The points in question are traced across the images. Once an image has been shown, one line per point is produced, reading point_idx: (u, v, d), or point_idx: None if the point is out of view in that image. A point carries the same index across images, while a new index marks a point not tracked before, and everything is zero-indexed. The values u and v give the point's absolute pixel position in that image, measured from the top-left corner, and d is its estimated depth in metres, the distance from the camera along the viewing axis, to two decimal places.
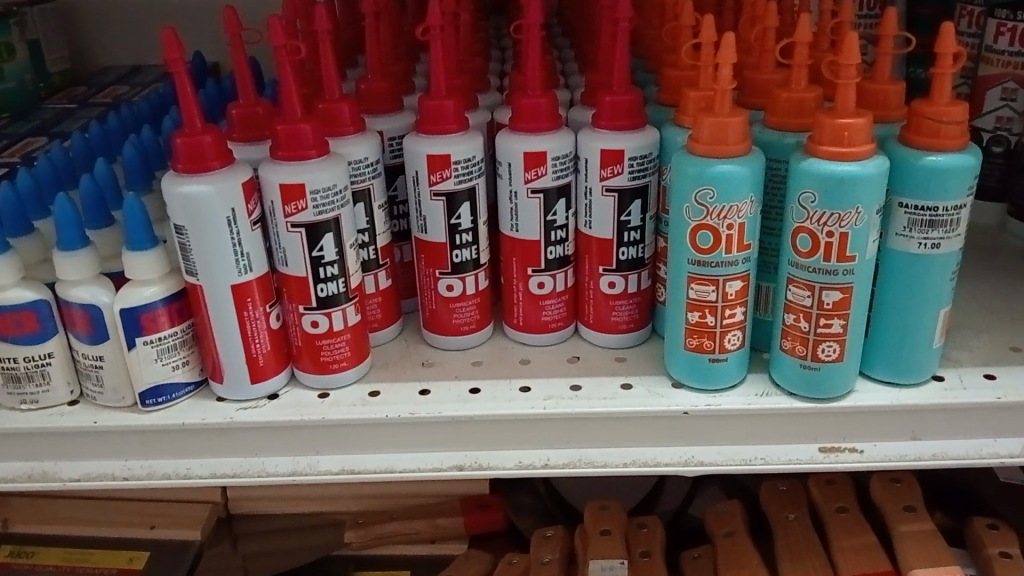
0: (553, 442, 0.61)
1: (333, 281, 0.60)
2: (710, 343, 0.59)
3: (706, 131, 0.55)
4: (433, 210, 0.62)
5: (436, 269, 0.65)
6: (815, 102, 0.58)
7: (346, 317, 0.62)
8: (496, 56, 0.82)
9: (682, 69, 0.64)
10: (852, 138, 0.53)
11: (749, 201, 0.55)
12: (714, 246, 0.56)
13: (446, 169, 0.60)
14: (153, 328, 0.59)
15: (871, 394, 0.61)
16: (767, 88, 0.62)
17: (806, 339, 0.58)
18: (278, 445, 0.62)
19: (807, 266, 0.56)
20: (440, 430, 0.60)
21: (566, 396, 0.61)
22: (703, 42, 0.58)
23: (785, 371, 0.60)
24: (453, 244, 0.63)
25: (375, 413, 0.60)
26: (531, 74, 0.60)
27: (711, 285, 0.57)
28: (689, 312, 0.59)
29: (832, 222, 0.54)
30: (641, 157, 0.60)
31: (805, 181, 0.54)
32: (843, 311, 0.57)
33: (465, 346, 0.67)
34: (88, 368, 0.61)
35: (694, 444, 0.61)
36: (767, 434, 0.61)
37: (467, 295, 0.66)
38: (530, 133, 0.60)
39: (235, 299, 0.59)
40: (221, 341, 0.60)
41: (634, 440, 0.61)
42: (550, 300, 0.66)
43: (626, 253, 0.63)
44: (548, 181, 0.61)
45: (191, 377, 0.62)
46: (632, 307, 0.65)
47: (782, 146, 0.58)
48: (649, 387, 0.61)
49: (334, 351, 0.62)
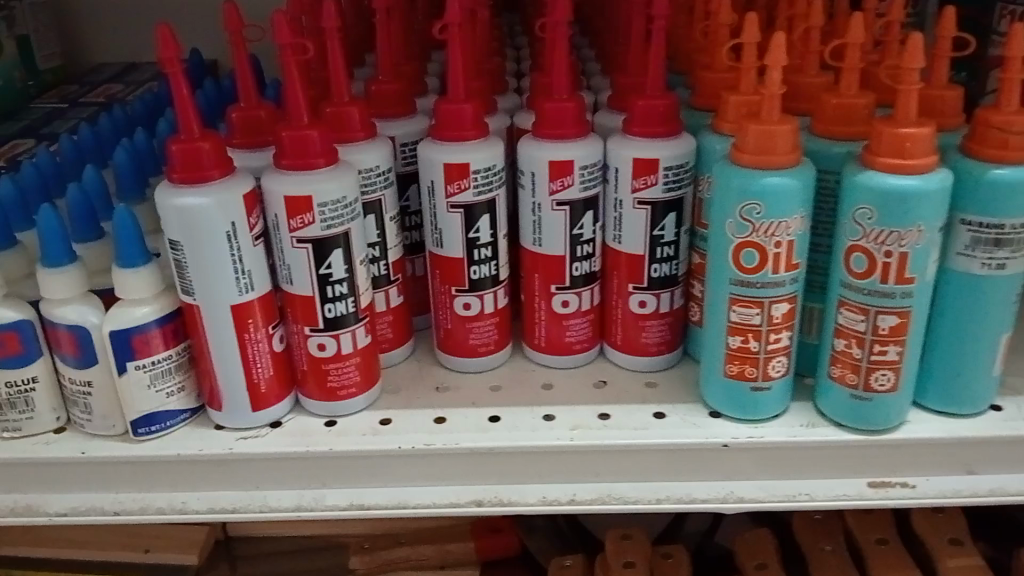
0: (580, 475, 0.56)
1: (342, 301, 0.55)
2: (753, 370, 0.54)
3: (752, 140, 0.50)
4: (450, 223, 0.57)
5: (452, 286, 0.60)
6: (868, 109, 0.53)
7: (356, 339, 0.57)
8: (510, 57, 0.77)
9: (717, 72, 0.59)
10: (914, 150, 0.48)
11: (799, 216, 0.50)
12: (760, 266, 0.51)
13: (464, 178, 0.56)
14: (145, 351, 0.54)
15: (925, 425, 0.56)
16: (812, 92, 0.57)
17: (858, 367, 0.53)
18: (280, 477, 0.57)
19: (860, 288, 0.51)
20: (458, 462, 0.55)
21: (594, 426, 0.56)
22: (745, 43, 0.53)
23: (832, 400, 0.55)
24: (471, 259, 0.59)
25: (386, 444, 0.55)
26: (557, 76, 0.56)
27: (755, 307, 0.52)
28: (730, 336, 0.54)
29: (891, 242, 0.49)
30: (678, 166, 0.55)
31: (861, 196, 0.49)
32: (899, 337, 0.52)
33: (482, 369, 0.62)
34: (76, 394, 0.56)
35: (732, 479, 0.56)
36: (811, 467, 0.56)
37: (485, 314, 0.61)
38: (556, 140, 0.55)
39: (236, 320, 0.54)
40: (220, 365, 0.55)
41: (667, 474, 0.56)
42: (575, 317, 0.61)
43: (658, 270, 0.59)
44: (575, 193, 0.56)
45: (187, 403, 0.58)
46: (663, 327, 0.61)
47: (832, 156, 0.53)
48: (683, 416, 0.57)
49: (342, 375, 0.57)
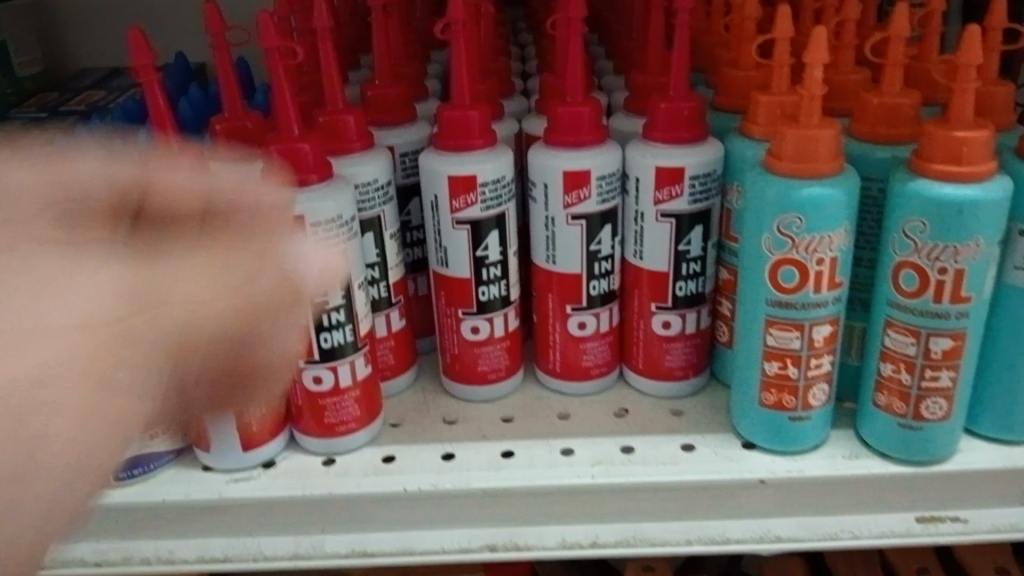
0: (603, 515, 0.51)
1: (339, 330, 0.50)
2: (792, 400, 0.50)
3: (789, 146, 0.45)
4: (455, 242, 0.52)
5: (458, 308, 0.55)
6: (914, 109, 0.48)
7: (355, 370, 0.52)
8: (515, 55, 0.72)
9: (744, 68, 0.54)
10: (972, 155, 0.44)
11: (843, 230, 0.46)
12: (801, 285, 0.47)
13: (471, 192, 0.51)
14: None
15: (979, 454, 0.51)
16: (848, 91, 0.52)
17: (907, 394, 0.49)
18: (275, 523, 0.52)
19: (911, 309, 0.47)
20: (469, 503, 0.51)
21: (618, 461, 0.51)
22: (779, 38, 0.48)
23: (876, 429, 0.51)
24: (479, 280, 0.54)
25: (390, 486, 0.50)
26: (570, 78, 0.51)
27: (795, 331, 0.48)
28: (767, 363, 0.49)
29: (946, 257, 0.44)
30: (704, 175, 0.50)
31: (912, 207, 0.45)
32: (953, 361, 0.47)
33: (492, 397, 0.57)
34: None
35: (769, 516, 0.51)
36: (855, 502, 0.51)
37: (495, 337, 0.56)
38: (571, 148, 0.50)
39: None
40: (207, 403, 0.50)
41: (699, 512, 0.51)
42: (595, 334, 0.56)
43: (684, 288, 0.54)
44: (592, 206, 0.51)
45: (172, 443, 0.53)
46: (689, 349, 0.56)
47: (875, 162, 0.48)
48: (714, 449, 0.52)
49: (340, 410, 0.52)
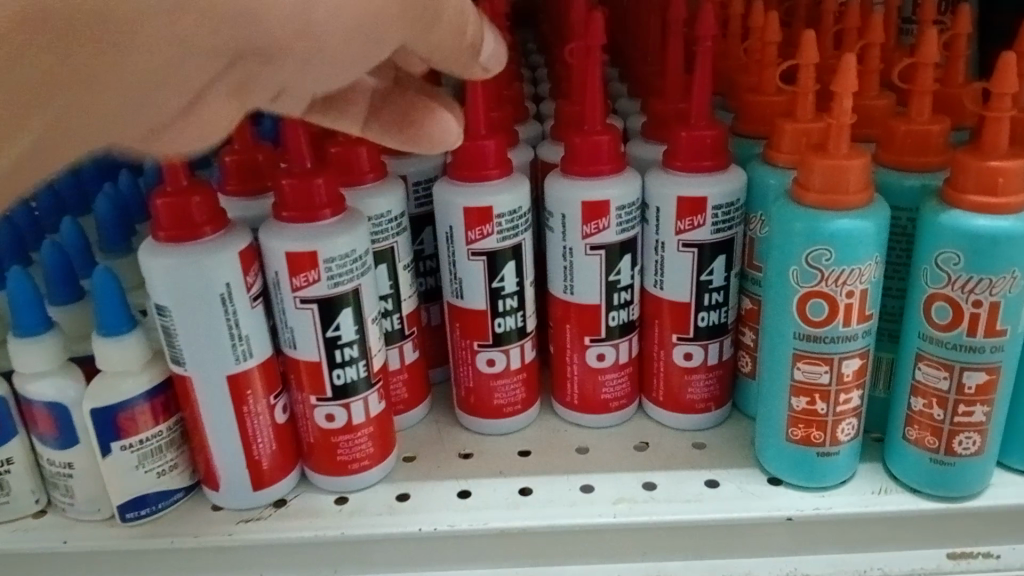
0: (625, 553, 0.50)
1: (352, 366, 0.49)
2: (820, 435, 0.48)
3: (817, 176, 0.44)
4: (471, 273, 0.51)
5: (473, 340, 0.53)
6: (942, 137, 0.47)
7: (369, 407, 0.50)
8: (526, 79, 0.71)
9: (767, 94, 0.53)
10: (1007, 186, 0.42)
11: (874, 261, 0.44)
12: (830, 318, 0.45)
13: (487, 224, 0.49)
14: (131, 429, 0.48)
15: (1013, 489, 0.49)
16: (873, 117, 0.51)
17: (939, 429, 0.47)
18: (286, 564, 0.50)
19: (944, 342, 0.45)
20: (487, 543, 0.49)
21: (640, 498, 0.50)
22: (804, 65, 0.47)
23: (906, 464, 0.49)
24: (495, 311, 0.52)
25: (406, 526, 0.49)
26: (588, 106, 0.49)
27: (823, 365, 0.46)
28: (794, 397, 0.48)
29: (981, 290, 0.43)
30: (727, 205, 0.49)
31: (945, 238, 0.43)
32: (987, 396, 0.46)
33: (508, 431, 0.56)
34: (56, 476, 0.50)
35: (797, 554, 0.50)
36: (884, 539, 0.50)
37: (511, 370, 0.54)
38: (589, 178, 0.49)
39: (233, 392, 0.48)
40: (217, 442, 0.49)
41: (724, 550, 0.49)
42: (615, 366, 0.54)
43: (706, 319, 0.52)
44: (611, 236, 0.50)
45: (181, 481, 0.51)
46: (711, 381, 0.54)
47: (905, 191, 0.47)
48: (740, 485, 0.51)
49: (354, 448, 0.51)
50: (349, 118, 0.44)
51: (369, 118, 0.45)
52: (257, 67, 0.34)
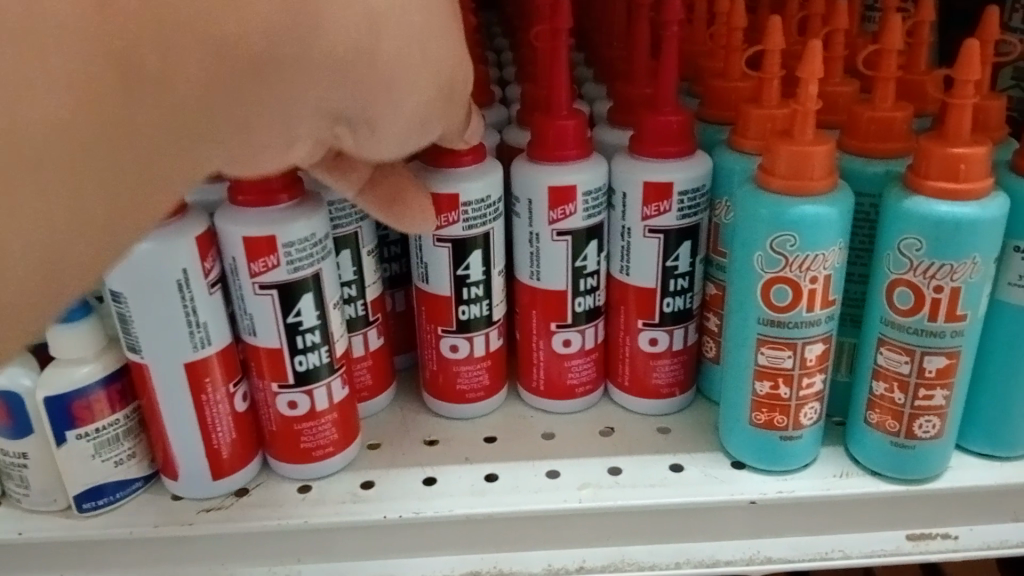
0: (589, 539, 0.50)
1: (315, 351, 0.48)
2: (783, 419, 0.49)
3: (782, 162, 0.44)
4: (435, 258, 0.51)
5: (437, 325, 0.53)
6: (905, 123, 0.47)
7: (332, 393, 0.50)
8: (491, 61, 0.70)
9: (733, 79, 0.53)
10: (969, 172, 0.43)
11: (837, 247, 0.45)
12: (794, 304, 0.45)
13: (454, 211, 0.49)
14: (87, 417, 0.47)
15: (970, 471, 0.50)
16: (837, 103, 0.51)
17: (900, 413, 0.48)
18: (248, 554, 0.49)
19: (906, 327, 0.46)
20: (452, 530, 0.49)
21: (605, 484, 0.50)
22: (770, 50, 0.47)
23: (868, 448, 0.50)
24: (460, 297, 0.52)
25: (370, 513, 0.48)
26: (555, 90, 0.49)
27: (787, 350, 0.47)
28: (758, 382, 0.48)
29: (942, 276, 0.44)
30: (693, 190, 0.49)
31: (907, 224, 0.44)
32: (947, 380, 0.46)
33: (471, 416, 0.56)
34: (9, 466, 0.49)
35: (759, 537, 0.50)
36: (844, 521, 0.50)
37: (474, 357, 0.54)
38: (555, 163, 0.49)
39: (191, 379, 0.47)
40: (175, 431, 0.48)
41: (686, 534, 0.50)
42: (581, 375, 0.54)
43: (671, 304, 0.52)
44: (578, 222, 0.50)
45: (139, 471, 0.51)
46: (677, 366, 0.54)
47: (868, 177, 0.47)
48: (704, 470, 0.51)
49: (317, 436, 0.50)
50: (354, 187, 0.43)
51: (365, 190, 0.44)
52: (345, 134, 0.37)
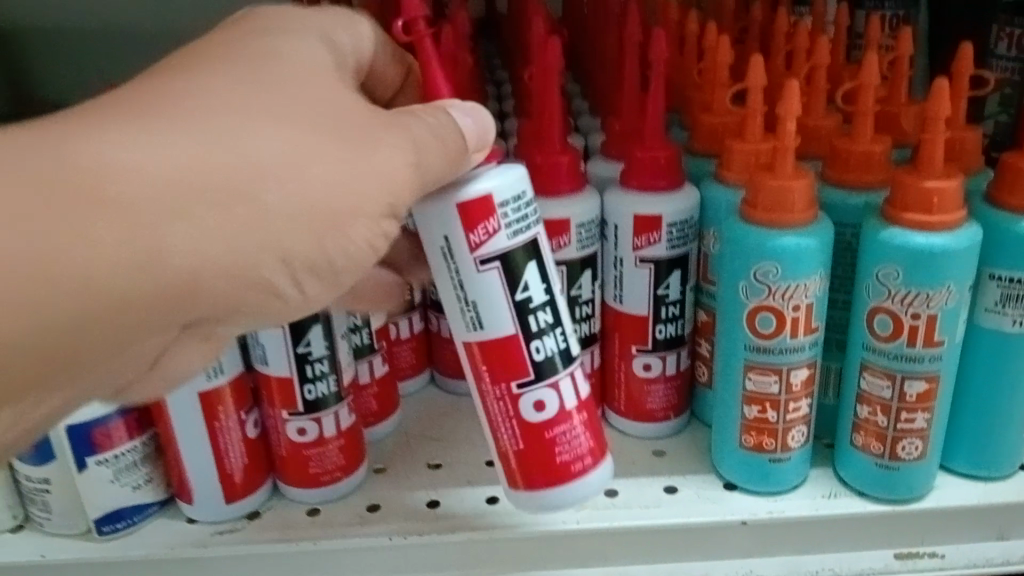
0: (587, 559, 0.52)
1: (323, 381, 0.51)
2: (771, 442, 0.51)
3: (764, 196, 0.46)
4: (489, 284, 0.43)
5: (511, 380, 0.45)
6: (884, 155, 0.49)
7: (339, 420, 0.52)
8: (491, 96, 0.74)
9: (718, 114, 0.55)
10: (942, 204, 0.45)
11: (818, 277, 0.47)
12: (778, 331, 0.47)
13: (491, 217, 0.42)
14: (106, 444, 0.50)
15: (955, 491, 0.52)
16: (821, 135, 0.54)
17: (883, 435, 0.50)
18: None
19: (886, 352, 0.48)
20: (454, 551, 0.51)
21: (602, 505, 0.52)
22: (752, 88, 0.49)
23: (856, 468, 0.52)
24: (529, 331, 0.44)
25: (376, 535, 0.51)
26: (547, 127, 0.51)
27: (773, 376, 0.49)
28: (746, 406, 0.50)
29: (919, 303, 0.46)
30: (681, 222, 0.51)
31: (885, 255, 0.46)
32: (928, 403, 0.48)
33: (579, 496, 0.46)
34: (33, 492, 0.52)
35: (751, 557, 0.52)
36: (836, 540, 0.52)
37: (565, 408, 0.45)
38: (550, 196, 0.51)
39: (204, 409, 0.50)
40: (190, 456, 0.51)
41: (681, 554, 0.52)
42: (575, 480, 0.46)
43: (664, 331, 0.55)
44: (572, 253, 0.52)
45: (156, 495, 0.53)
46: (671, 391, 0.57)
47: (849, 209, 0.49)
48: (697, 491, 0.53)
49: (325, 461, 0.52)
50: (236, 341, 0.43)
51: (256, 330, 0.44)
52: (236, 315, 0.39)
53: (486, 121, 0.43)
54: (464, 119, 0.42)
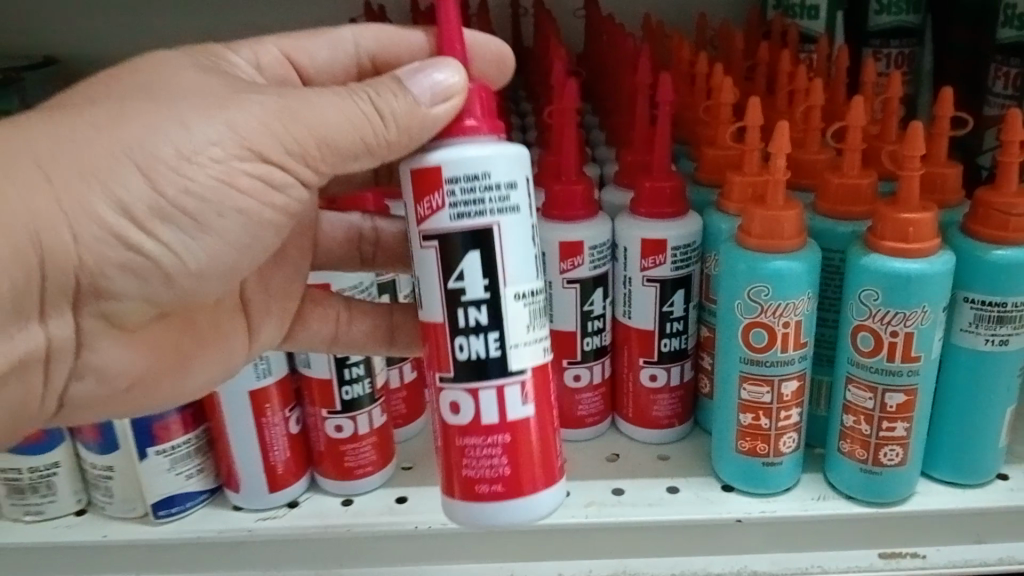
0: (594, 552, 0.57)
1: (358, 382, 0.58)
2: (765, 447, 0.56)
3: (758, 224, 0.51)
4: (424, 262, 0.42)
5: (436, 375, 0.43)
6: (870, 188, 0.54)
7: (372, 419, 0.58)
8: (515, 126, 0.80)
9: (721, 147, 0.60)
10: (918, 233, 0.50)
11: (806, 297, 0.52)
12: (769, 345, 0.52)
13: (436, 191, 0.40)
14: (165, 436, 0.56)
15: (935, 497, 0.56)
16: (815, 169, 0.59)
17: (867, 442, 0.54)
18: (299, 559, 0.57)
19: (868, 366, 0.52)
20: (474, 541, 0.56)
21: (609, 502, 0.57)
22: (749, 127, 0.54)
23: (843, 474, 0.56)
24: (456, 326, 0.42)
25: (403, 523, 0.56)
26: (564, 159, 0.57)
27: (765, 386, 0.54)
28: (742, 414, 0.55)
29: (897, 322, 0.50)
30: (685, 246, 0.57)
31: (866, 278, 0.51)
32: (907, 414, 0.53)
33: (486, 521, 0.43)
34: (97, 478, 0.58)
35: (746, 553, 0.57)
36: (824, 540, 0.56)
37: (483, 424, 0.43)
38: (566, 221, 0.57)
39: (253, 405, 0.56)
40: (238, 448, 0.57)
41: (680, 549, 0.56)
42: (483, 503, 0.43)
43: (669, 345, 0.60)
44: (585, 272, 0.57)
45: (205, 484, 0.59)
46: (675, 400, 0.62)
47: (837, 236, 0.54)
48: (697, 491, 0.58)
49: (358, 456, 0.58)
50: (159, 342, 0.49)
51: (183, 334, 0.50)
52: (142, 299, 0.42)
53: (445, 74, 0.41)
54: (422, 77, 0.41)
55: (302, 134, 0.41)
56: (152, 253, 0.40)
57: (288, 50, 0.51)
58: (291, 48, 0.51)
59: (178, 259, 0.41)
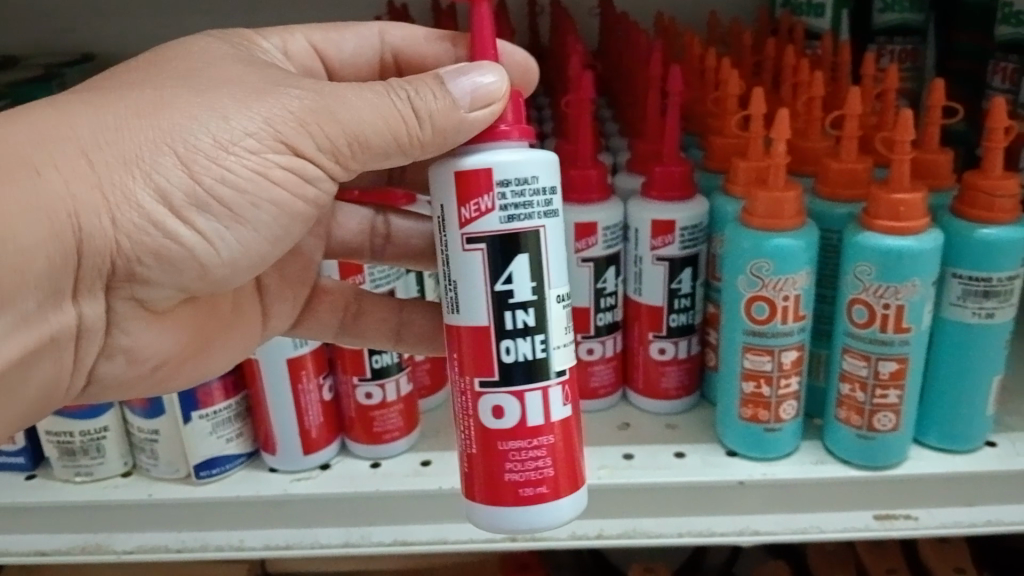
0: (606, 512, 0.61)
1: (387, 353, 0.62)
2: (766, 413, 0.59)
3: (761, 205, 0.55)
4: (471, 265, 0.45)
5: (478, 378, 0.46)
6: (866, 172, 0.58)
7: (400, 387, 0.63)
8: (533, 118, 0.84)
9: (727, 135, 0.64)
10: (909, 213, 0.54)
11: (805, 272, 0.56)
12: (770, 318, 0.56)
13: (485, 196, 0.44)
14: (208, 401, 0.60)
15: (926, 461, 0.60)
16: (816, 155, 0.63)
17: (862, 409, 0.58)
18: (330, 517, 0.61)
19: (862, 337, 0.56)
20: None
21: (620, 466, 0.61)
22: (753, 115, 0.58)
23: (840, 440, 0.60)
24: (502, 327, 0.45)
25: (429, 484, 0.60)
26: (580, 145, 0.61)
27: (767, 356, 0.58)
28: (745, 382, 0.59)
29: (889, 295, 0.54)
30: (692, 226, 0.61)
31: (860, 254, 0.55)
32: (899, 382, 0.57)
33: (529, 524, 0.47)
34: (144, 441, 0.62)
35: (748, 514, 0.60)
36: (822, 501, 0.60)
37: (525, 427, 0.46)
38: (582, 204, 0.61)
39: (290, 372, 0.60)
40: (275, 413, 0.61)
41: (686, 510, 0.60)
42: (523, 505, 0.46)
43: (677, 320, 0.64)
44: (598, 251, 0.62)
45: (243, 448, 0.63)
46: (682, 373, 0.66)
47: (834, 217, 0.58)
48: (704, 457, 0.61)
49: (386, 422, 0.62)
50: (184, 325, 0.52)
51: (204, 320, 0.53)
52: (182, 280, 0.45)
53: (484, 78, 0.44)
54: (463, 79, 0.44)
55: (335, 131, 0.44)
56: (188, 241, 0.43)
57: (316, 42, 0.55)
58: (320, 41, 0.55)
59: (220, 242, 0.44)
